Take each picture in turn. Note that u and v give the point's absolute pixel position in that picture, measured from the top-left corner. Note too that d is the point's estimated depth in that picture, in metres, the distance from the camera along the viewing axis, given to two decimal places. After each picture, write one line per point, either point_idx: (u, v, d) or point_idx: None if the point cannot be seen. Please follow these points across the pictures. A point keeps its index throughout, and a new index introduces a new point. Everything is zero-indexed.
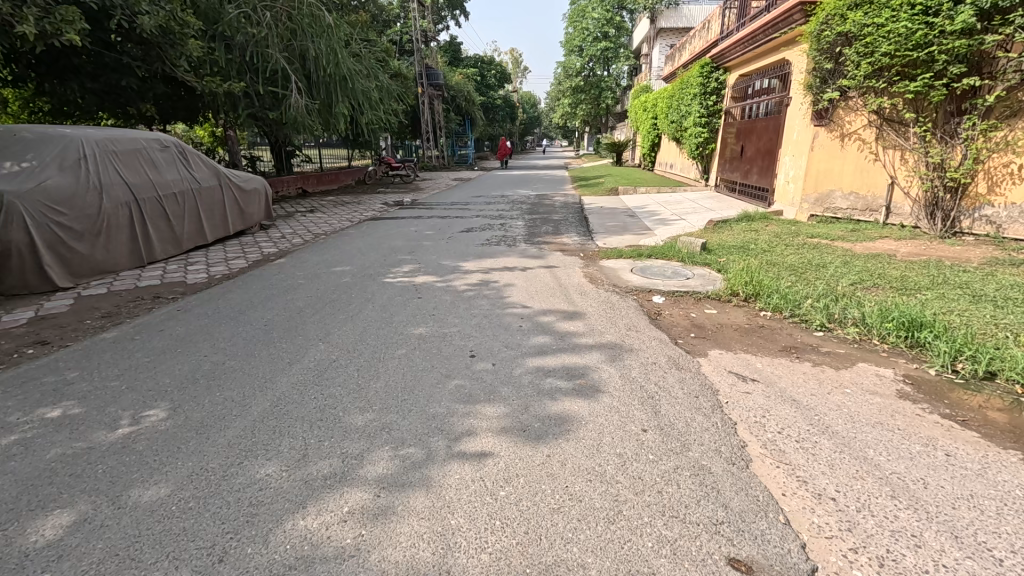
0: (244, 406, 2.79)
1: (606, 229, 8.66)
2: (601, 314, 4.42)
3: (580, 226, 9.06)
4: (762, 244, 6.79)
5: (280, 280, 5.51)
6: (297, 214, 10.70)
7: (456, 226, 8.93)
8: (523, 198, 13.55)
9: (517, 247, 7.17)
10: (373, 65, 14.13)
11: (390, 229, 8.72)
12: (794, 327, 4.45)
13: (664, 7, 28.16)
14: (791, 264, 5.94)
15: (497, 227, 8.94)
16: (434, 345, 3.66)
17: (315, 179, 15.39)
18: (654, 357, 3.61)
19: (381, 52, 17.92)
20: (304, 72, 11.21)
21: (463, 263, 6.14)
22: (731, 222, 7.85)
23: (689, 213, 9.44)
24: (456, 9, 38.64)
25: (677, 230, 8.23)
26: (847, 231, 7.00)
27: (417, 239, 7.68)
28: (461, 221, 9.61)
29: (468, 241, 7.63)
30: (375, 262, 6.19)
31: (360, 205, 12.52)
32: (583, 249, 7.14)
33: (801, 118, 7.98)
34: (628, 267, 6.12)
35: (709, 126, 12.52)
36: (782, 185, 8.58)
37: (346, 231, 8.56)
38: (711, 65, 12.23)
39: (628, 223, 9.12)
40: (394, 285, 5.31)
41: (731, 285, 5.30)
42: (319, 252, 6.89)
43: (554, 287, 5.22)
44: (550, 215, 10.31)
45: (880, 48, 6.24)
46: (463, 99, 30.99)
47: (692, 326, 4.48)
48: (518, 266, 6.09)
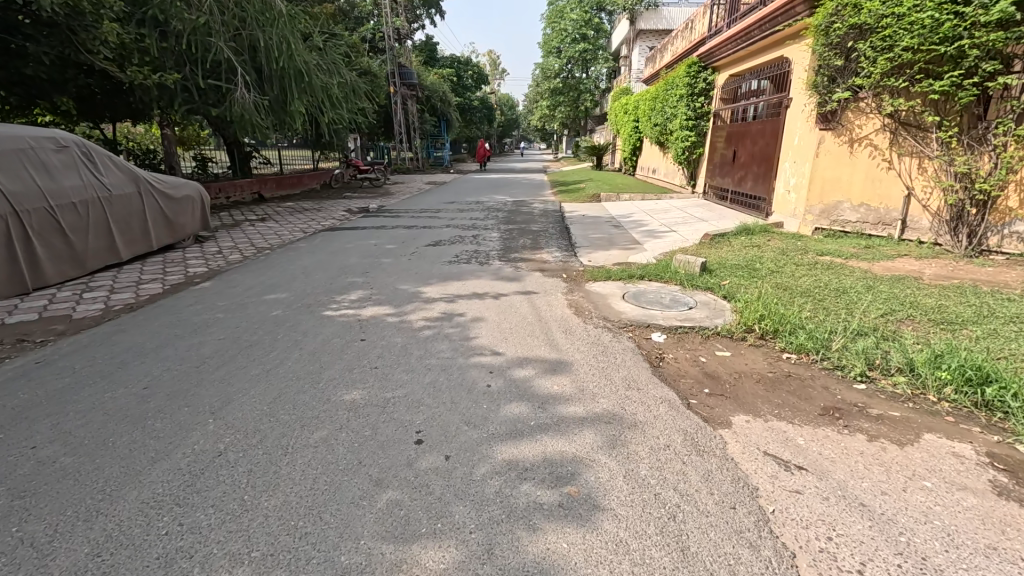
0: (42, 560, 1.77)
1: (590, 243, 7.77)
2: (592, 363, 3.50)
3: (561, 239, 8.16)
4: (768, 263, 6.00)
5: (193, 313, 4.44)
6: (245, 223, 9.55)
7: (423, 239, 7.93)
8: (499, 204, 12.62)
9: (490, 266, 6.22)
10: (336, 59, 13.00)
11: (347, 242, 7.67)
12: (828, 378, 3.60)
13: (644, 9, 27.64)
14: (806, 289, 5.14)
15: (469, 239, 7.98)
16: (369, 423, 2.67)
17: (274, 183, 14.17)
18: (666, 435, 2.70)
19: (348, 48, 16.79)
20: (254, 65, 10.07)
21: (425, 289, 5.16)
22: (729, 236, 7.06)
23: (680, 224, 8.63)
24: (432, 9, 37.55)
25: (668, 244, 7.40)
26: (858, 248, 6.24)
27: (375, 256, 6.66)
28: (429, 232, 8.61)
29: (434, 258, 6.64)
30: (318, 288, 5.15)
31: (319, 212, 11.39)
32: (565, 268, 6.23)
33: (804, 120, 7.22)
34: (619, 292, 5.23)
35: (697, 129, 11.78)
36: (782, 194, 7.81)
37: (295, 245, 7.47)
38: (699, 64, 11.50)
39: (615, 236, 8.25)
40: (335, 320, 4.30)
41: (742, 317, 4.45)
42: (255, 273, 5.82)
43: (532, 322, 4.29)
44: (528, 225, 9.40)
45: (901, 41, 5.47)
46: (439, 100, 29.95)
47: (704, 376, 3.59)
48: (490, 291, 5.14)
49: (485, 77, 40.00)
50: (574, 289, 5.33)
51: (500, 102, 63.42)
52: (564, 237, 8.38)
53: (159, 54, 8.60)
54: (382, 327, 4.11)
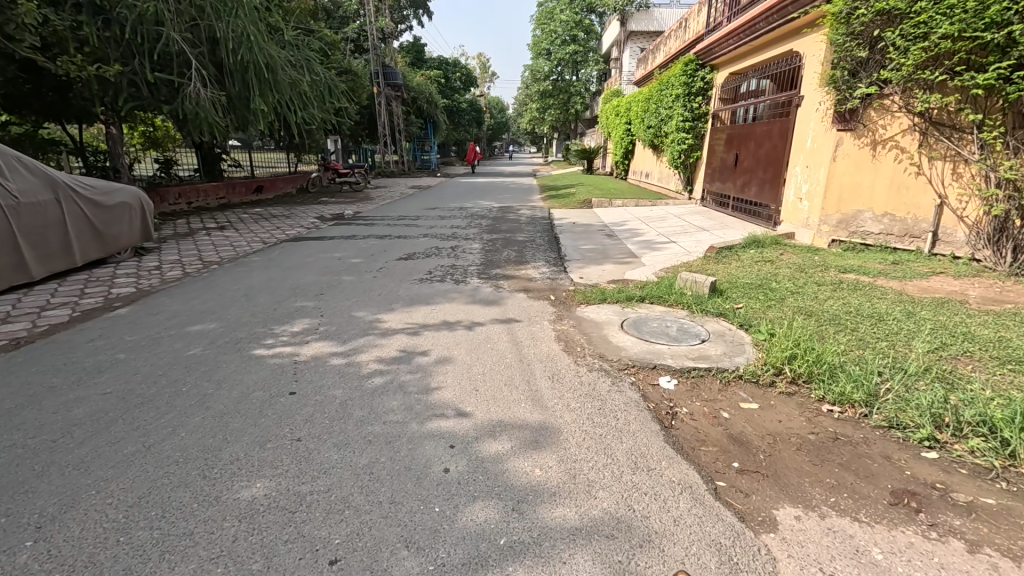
0: None
1: (582, 256, 6.96)
2: (586, 430, 2.67)
3: (550, 250, 7.35)
4: (785, 282, 5.25)
5: (87, 351, 3.54)
6: (201, 232, 8.64)
7: (395, 251, 7.09)
8: (484, 211, 11.81)
9: (467, 284, 5.39)
10: (310, 55, 12.11)
11: (308, 255, 6.80)
12: (887, 444, 2.80)
13: (635, 9, 27.02)
14: (835, 315, 4.37)
15: (447, 251, 7.15)
16: (262, 548, 1.82)
17: (244, 188, 13.24)
18: (693, 558, 1.88)
19: (327, 45, 15.94)
20: (213, 58, 9.17)
21: (385, 317, 4.32)
22: (737, 250, 6.30)
23: (679, 234, 7.88)
24: (419, 9, 36.71)
25: (669, 257, 6.63)
26: (885, 265, 5.49)
27: (335, 273, 5.80)
28: (405, 243, 7.77)
29: (403, 274, 5.79)
30: (257, 316, 4.29)
31: (288, 219, 10.49)
32: (553, 287, 5.43)
33: (818, 120, 6.48)
34: (616, 319, 4.42)
35: (694, 131, 11.06)
36: (793, 202, 7.08)
37: (247, 259, 6.58)
38: (697, 62, 10.83)
39: (609, 248, 7.46)
40: (267, 362, 3.44)
41: (767, 355, 3.66)
42: (188, 296, 4.93)
43: (511, 363, 3.46)
44: (514, 235, 8.59)
45: (938, 29, 4.73)
46: (425, 101, 29.08)
47: (729, 442, 2.79)
48: (463, 319, 4.31)
49: (473, 79, 39.18)
50: (563, 314, 4.51)
51: (490, 106, 62.55)
52: (554, 248, 7.56)
53: (100, 45, 7.69)
54: (321, 373, 3.26)
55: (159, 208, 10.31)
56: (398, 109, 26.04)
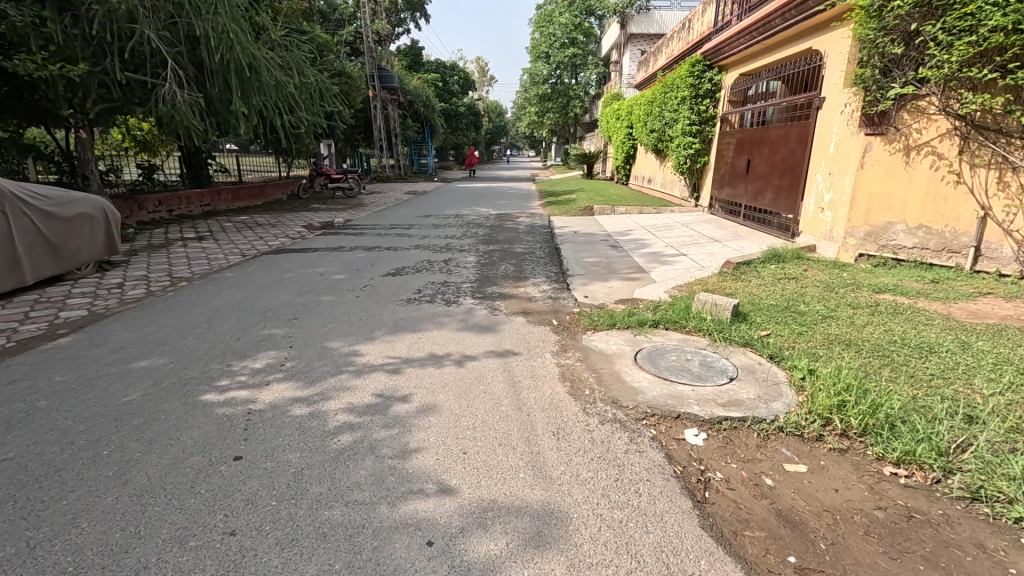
0: None
1: (585, 270, 6.42)
2: (601, 515, 2.11)
3: (551, 264, 6.81)
4: (813, 304, 4.71)
5: (4, 397, 2.98)
6: (178, 244, 8.08)
7: (384, 265, 6.54)
8: (481, 218, 11.27)
9: (459, 306, 4.83)
10: (301, 56, 11.56)
11: (287, 270, 6.24)
12: (976, 526, 2.23)
13: (635, 12, 26.59)
14: (878, 346, 3.82)
15: (440, 265, 6.61)
16: None
17: (231, 194, 12.70)
18: None
19: (320, 47, 15.43)
20: (193, 58, 8.63)
21: (363, 349, 3.76)
22: (756, 265, 5.77)
23: (690, 247, 7.34)
24: (417, 12, 36.27)
25: (681, 272, 6.09)
26: (923, 284, 4.94)
27: (314, 292, 5.24)
28: (394, 256, 7.22)
29: (389, 294, 5.23)
30: (215, 348, 3.73)
31: (273, 228, 9.93)
32: (555, 308, 4.88)
33: (844, 124, 5.95)
34: (627, 351, 3.87)
35: (702, 135, 10.55)
36: (814, 212, 6.54)
37: (220, 275, 6.02)
38: (704, 63, 10.33)
39: (614, 261, 6.93)
40: (216, 410, 2.88)
41: (809, 398, 3.11)
42: (143, 321, 4.37)
43: (508, 411, 2.91)
44: (512, 246, 8.05)
45: (989, 20, 4.20)
46: (422, 105, 28.56)
47: (779, 523, 2.23)
48: (452, 352, 3.75)
49: (471, 83, 38.70)
50: (568, 344, 3.96)
51: (488, 110, 62.09)
52: (555, 261, 7.01)
53: (66, 42, 7.15)
54: (277, 427, 2.69)
55: (137, 216, 9.74)
56: (394, 113, 25.56)
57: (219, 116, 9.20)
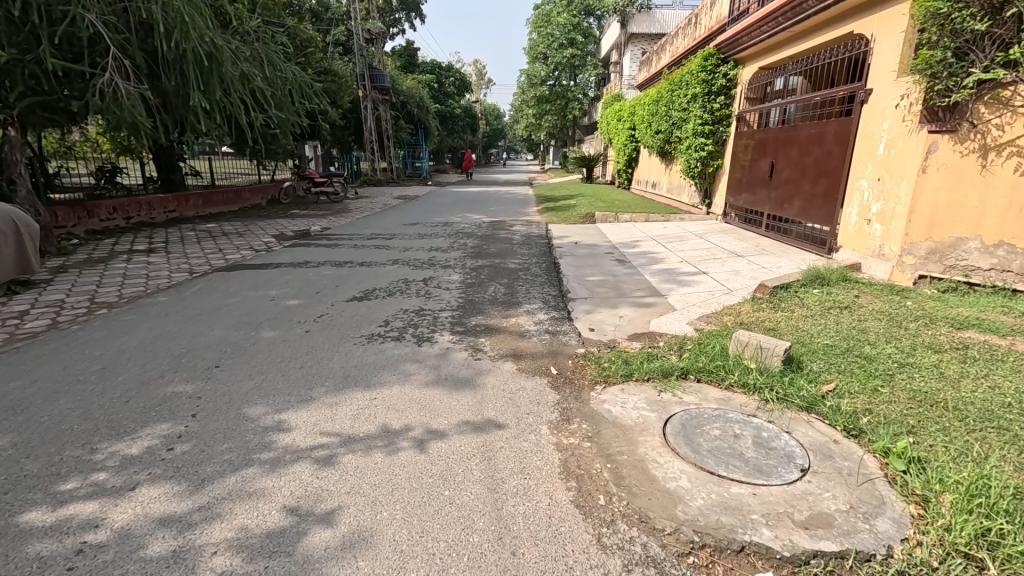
0: None
1: (589, 293, 5.43)
2: None
3: (548, 284, 5.82)
4: (881, 343, 3.71)
5: None
6: (121, 257, 7.04)
7: (351, 286, 5.54)
8: (472, 227, 10.28)
9: (432, 347, 3.83)
10: (274, 49, 10.59)
11: (233, 294, 5.23)
12: None
13: (637, 11, 25.70)
14: (989, 414, 2.81)
15: (418, 286, 5.61)
16: None
17: (201, 200, 11.69)
18: None
19: (304, 43, 14.47)
20: (144, 46, 7.61)
21: (290, 419, 2.74)
22: (796, 290, 4.77)
23: (709, 264, 6.35)
24: (412, 12, 35.36)
25: (703, 296, 5.09)
26: (1013, 317, 3.96)
27: (255, 324, 4.24)
28: (367, 274, 6.21)
29: (347, 328, 4.22)
30: (85, 420, 2.70)
31: (239, 238, 8.90)
32: (554, 348, 3.88)
33: (900, 119, 4.97)
34: (650, 418, 2.86)
35: (715, 136, 9.60)
36: (858, 224, 5.56)
37: (150, 301, 5.01)
38: (718, 57, 9.40)
39: (622, 280, 5.96)
40: (26, 547, 1.85)
41: (929, 515, 2.09)
42: (17, 370, 3.35)
43: (483, 545, 1.89)
44: (505, 260, 7.04)
45: None
46: (416, 106, 27.60)
47: None
48: (413, 423, 2.74)
49: (468, 84, 37.78)
50: (570, 408, 2.94)
51: (485, 112, 61.16)
52: (553, 280, 6.02)
53: None
54: None
55: (86, 225, 8.72)
56: (386, 114, 24.62)
57: (176, 114, 8.16)
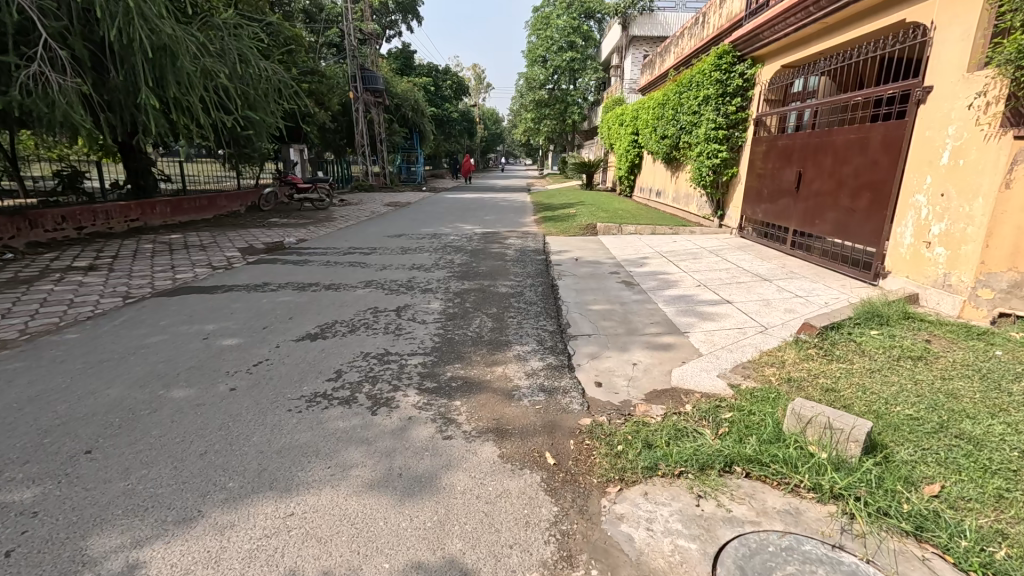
0: None
1: (593, 328, 4.53)
2: None
3: (544, 315, 4.91)
4: (983, 415, 2.79)
5: None
6: (53, 277, 6.12)
7: (307, 319, 4.61)
8: (462, 239, 9.37)
9: (389, 416, 2.90)
10: (249, 44, 9.78)
11: (160, 329, 4.30)
12: None
13: (638, 13, 24.95)
14: None
15: (388, 317, 4.69)
16: None
17: (169, 207, 10.76)
18: None
19: (287, 41, 13.64)
20: (86, 34, 6.70)
21: (150, 565, 1.81)
22: (849, 331, 3.86)
23: (733, 291, 5.45)
24: (409, 14, 34.63)
25: (732, 335, 4.19)
26: None
27: (166, 378, 3.31)
28: (332, 300, 5.28)
29: (284, 384, 3.29)
30: None
31: (201, 252, 7.98)
32: (551, 416, 2.97)
33: (974, 123, 4.08)
34: (692, 554, 1.94)
35: (729, 141, 8.73)
36: (914, 246, 4.68)
37: (55, 339, 4.09)
38: (734, 54, 8.55)
39: (632, 311, 5.06)
40: None
41: None
42: None
43: None
44: (495, 282, 6.13)
45: None
46: (411, 109, 26.78)
47: None
48: (335, 571, 1.81)
49: (465, 87, 36.99)
50: (572, 536, 2.02)
51: (484, 117, 60.35)
52: (550, 310, 5.11)
53: None
54: None
55: (27, 237, 7.80)
56: (380, 117, 23.79)
57: (126, 113, 7.25)
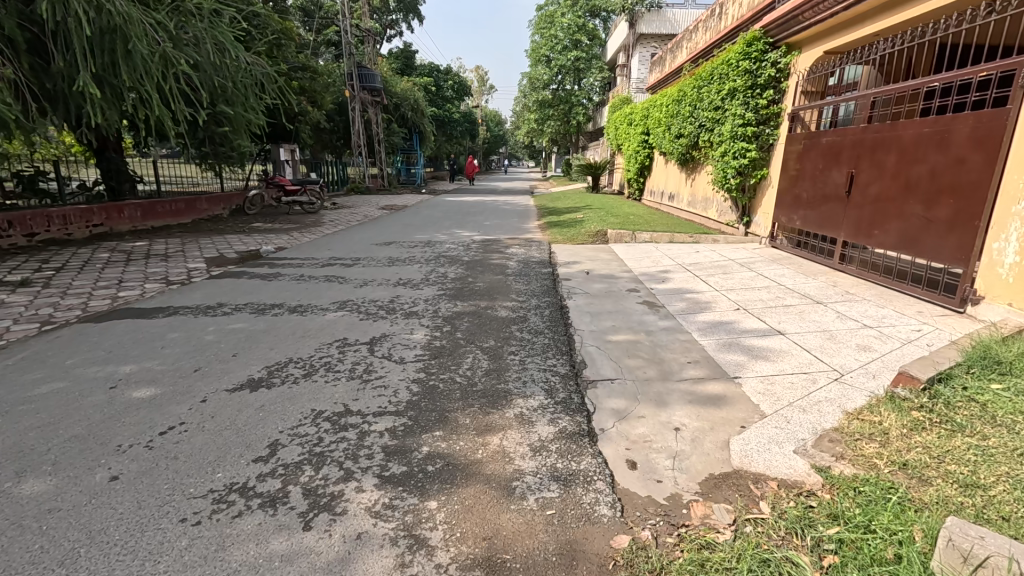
0: None
1: (616, 372, 3.57)
2: None
3: (553, 350, 3.95)
4: None
5: None
6: None
7: (254, 356, 3.66)
8: (458, 248, 8.42)
9: (325, 537, 1.93)
10: (229, 32, 8.87)
11: (62, 372, 3.35)
12: None
13: (645, 10, 24.05)
14: None
15: (358, 354, 3.74)
16: None
17: (140, 211, 9.85)
18: None
19: (275, 35, 12.77)
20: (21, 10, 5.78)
21: None
22: (964, 384, 2.88)
23: (782, 317, 4.48)
24: (410, 13, 33.79)
25: (799, 384, 3.23)
26: None
27: (28, 460, 2.36)
28: (295, 328, 4.34)
29: (189, 470, 2.32)
30: None
31: (161, 263, 7.05)
32: (569, 531, 2.00)
33: None
34: None
35: (758, 140, 7.76)
36: (1020, 266, 3.71)
37: None
38: (766, 41, 7.59)
39: (662, 345, 4.09)
40: None
41: None
42: None
43: None
44: (493, 303, 5.17)
45: None
46: (410, 110, 25.85)
47: None
48: None
49: (467, 88, 36.08)
50: None
51: (486, 118, 59.49)
52: (561, 343, 4.15)
53: None
54: None
55: None
56: (377, 116, 22.92)
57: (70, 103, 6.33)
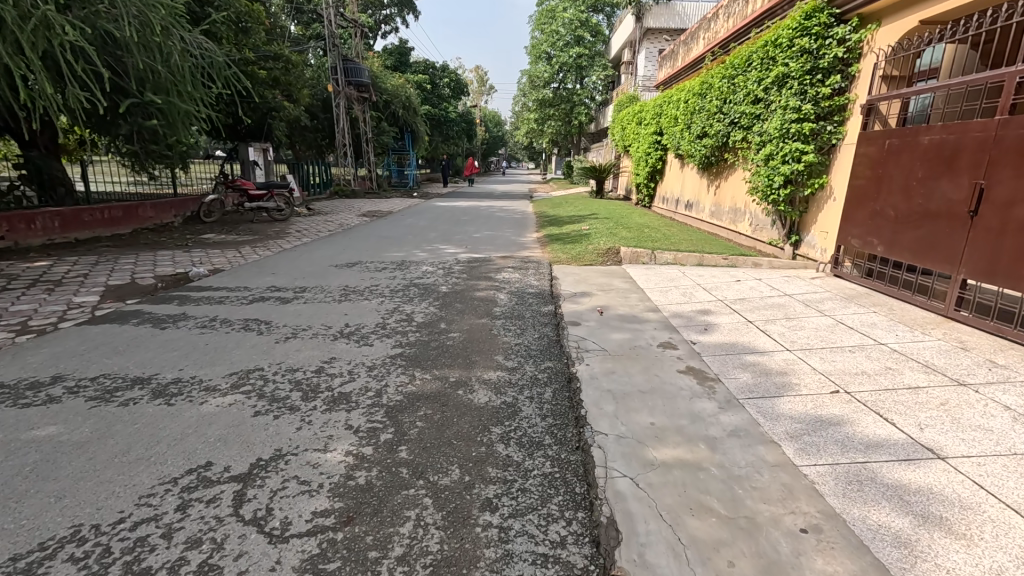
0: None
1: (679, 563, 1.91)
2: None
3: (559, 497, 2.28)
4: None
5: None
6: None
7: (7, 527, 1.97)
8: (436, 271, 6.74)
9: None
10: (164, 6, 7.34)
11: None
12: None
13: (653, 3, 22.40)
14: None
15: (208, 517, 2.06)
16: None
17: (58, 220, 8.18)
18: None
19: (238, 16, 11.11)
20: None
21: None
22: None
23: (922, 417, 2.84)
24: (405, 9, 32.21)
25: None
26: None
27: None
28: (136, 434, 2.66)
29: None
30: None
31: (40, 294, 5.36)
32: None
33: None
34: None
35: (816, 141, 6.11)
36: None
37: None
38: (830, 12, 5.90)
39: (742, 476, 2.43)
40: None
41: None
42: None
43: None
44: (466, 375, 3.51)
45: None
46: (402, 108, 24.19)
47: None
48: None
49: (465, 87, 34.45)
50: None
51: (485, 119, 57.84)
52: (571, 473, 2.48)
53: None
54: None
55: None
56: (365, 114, 21.29)
57: None
